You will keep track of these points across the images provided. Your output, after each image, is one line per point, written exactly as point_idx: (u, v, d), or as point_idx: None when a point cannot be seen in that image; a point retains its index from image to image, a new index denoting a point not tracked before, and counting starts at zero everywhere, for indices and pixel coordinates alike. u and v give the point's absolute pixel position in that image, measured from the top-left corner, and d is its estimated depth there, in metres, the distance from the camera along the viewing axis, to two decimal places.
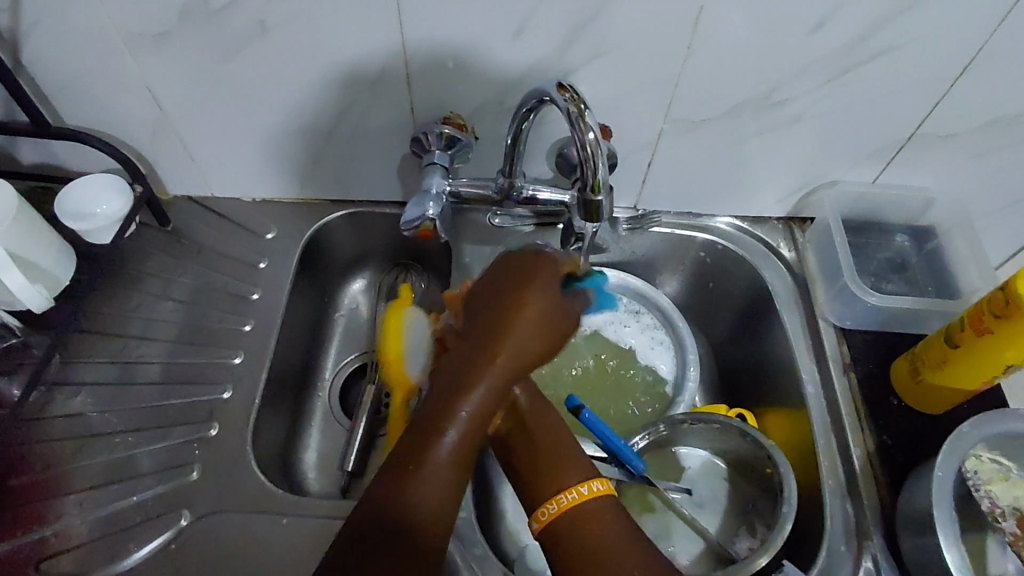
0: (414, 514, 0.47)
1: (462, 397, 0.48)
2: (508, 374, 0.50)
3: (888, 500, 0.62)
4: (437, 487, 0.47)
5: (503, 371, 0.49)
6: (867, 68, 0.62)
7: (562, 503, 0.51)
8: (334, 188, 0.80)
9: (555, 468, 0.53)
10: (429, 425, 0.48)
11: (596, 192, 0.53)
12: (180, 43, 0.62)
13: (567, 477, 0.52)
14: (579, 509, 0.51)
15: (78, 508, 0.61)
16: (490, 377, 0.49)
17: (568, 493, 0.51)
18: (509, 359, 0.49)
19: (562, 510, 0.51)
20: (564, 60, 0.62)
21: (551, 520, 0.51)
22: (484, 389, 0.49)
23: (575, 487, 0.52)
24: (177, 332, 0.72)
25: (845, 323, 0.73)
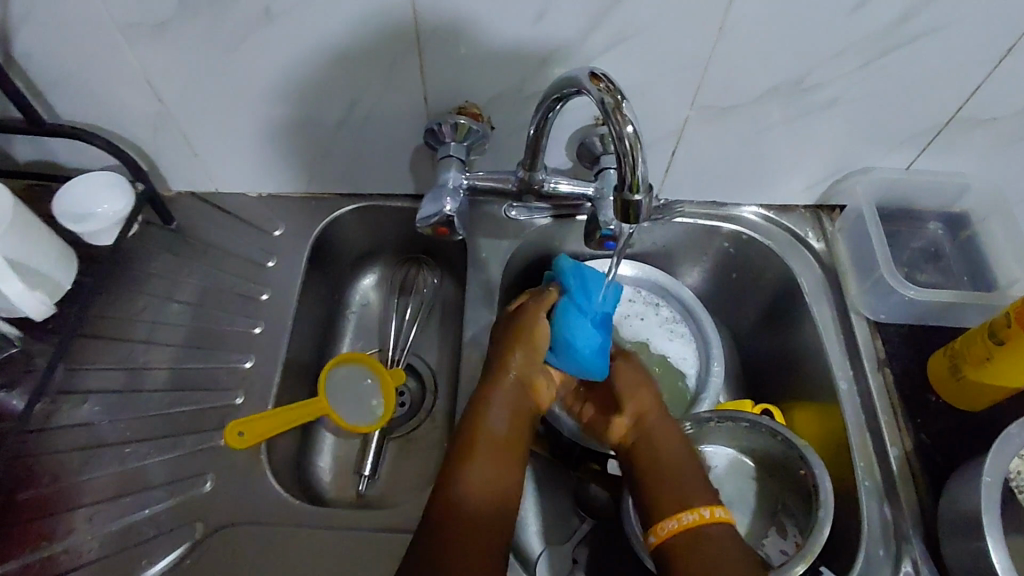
0: (469, 498, 0.54)
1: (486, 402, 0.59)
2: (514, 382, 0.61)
3: (927, 501, 0.60)
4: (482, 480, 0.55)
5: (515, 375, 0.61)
6: (908, 50, 0.58)
7: (684, 521, 0.55)
8: (343, 182, 0.76)
9: (671, 488, 0.57)
10: (470, 427, 0.58)
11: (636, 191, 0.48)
12: (179, 33, 0.58)
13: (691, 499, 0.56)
14: (696, 529, 0.54)
15: (89, 523, 0.59)
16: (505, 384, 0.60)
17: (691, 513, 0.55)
18: (518, 369, 0.61)
19: (683, 527, 0.54)
20: (587, 45, 0.59)
21: (669, 535, 0.54)
22: (498, 394, 0.60)
23: (696, 509, 0.55)
24: (185, 336, 0.69)
25: (878, 316, 0.70)
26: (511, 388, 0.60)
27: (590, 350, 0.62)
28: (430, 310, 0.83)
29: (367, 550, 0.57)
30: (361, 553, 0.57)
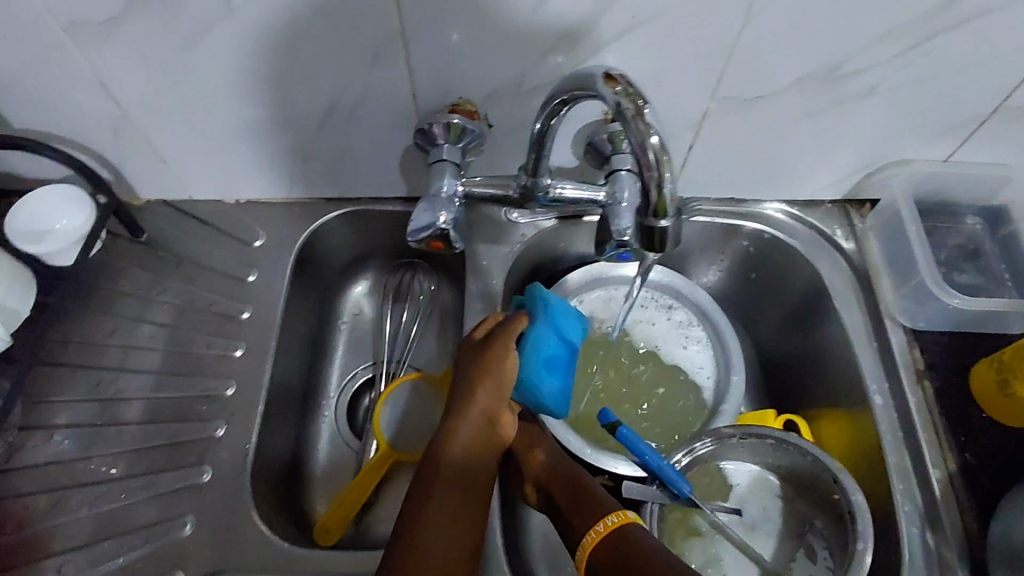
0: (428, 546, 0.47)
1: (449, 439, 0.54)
2: (481, 415, 0.55)
3: (975, 530, 0.55)
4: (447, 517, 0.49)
5: (481, 409, 0.55)
6: (960, 31, 0.51)
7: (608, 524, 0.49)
8: (328, 186, 0.70)
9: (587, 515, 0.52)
10: (431, 467, 0.52)
11: (660, 208, 0.42)
12: (131, 28, 0.51)
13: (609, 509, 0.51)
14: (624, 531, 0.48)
15: (57, 575, 0.53)
16: (468, 418, 0.55)
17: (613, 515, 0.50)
18: (485, 403, 0.55)
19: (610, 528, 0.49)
20: (595, 32, 0.52)
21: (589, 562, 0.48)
22: (463, 427, 0.55)
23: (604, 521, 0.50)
24: (160, 361, 0.64)
25: (916, 323, 0.64)
26: (478, 425, 0.55)
27: (551, 392, 0.59)
28: (427, 320, 0.77)
29: None
30: None
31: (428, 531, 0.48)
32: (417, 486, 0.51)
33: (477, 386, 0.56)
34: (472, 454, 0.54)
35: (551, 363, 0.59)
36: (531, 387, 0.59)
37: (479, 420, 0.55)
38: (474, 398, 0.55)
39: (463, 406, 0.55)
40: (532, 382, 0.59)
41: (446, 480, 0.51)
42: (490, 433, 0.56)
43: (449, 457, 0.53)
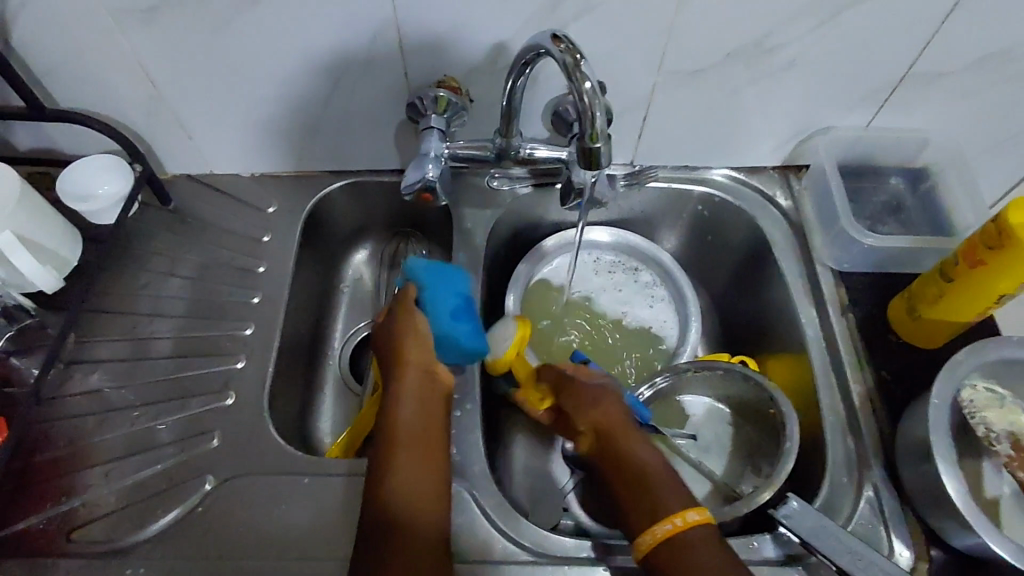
0: (397, 502, 0.53)
1: (394, 405, 0.59)
2: (418, 376, 0.61)
3: (887, 432, 0.65)
4: (410, 477, 0.54)
5: (414, 370, 0.61)
6: (856, 10, 0.62)
7: (660, 534, 0.51)
8: (332, 159, 0.80)
9: (646, 491, 0.54)
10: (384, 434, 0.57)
11: (594, 141, 0.53)
12: (169, 17, 0.62)
13: (669, 501, 0.52)
14: (678, 538, 0.50)
15: (103, 480, 0.63)
16: (409, 383, 0.60)
17: (664, 524, 0.51)
18: (416, 361, 0.62)
19: (659, 541, 0.50)
20: (554, 16, 0.62)
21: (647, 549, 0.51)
22: (408, 392, 0.60)
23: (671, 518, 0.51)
24: (187, 308, 0.74)
25: (841, 266, 0.74)
26: (414, 379, 0.61)
27: (465, 334, 0.65)
28: None
29: None
30: (360, 495, 0.62)
31: (398, 500, 0.53)
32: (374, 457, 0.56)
33: (407, 347, 0.63)
34: (421, 416, 0.59)
35: (460, 312, 0.66)
36: (446, 335, 0.65)
37: (417, 377, 0.61)
38: (406, 360, 0.62)
39: (402, 371, 0.61)
40: (445, 332, 0.65)
41: (401, 445, 0.56)
42: (431, 384, 0.61)
43: (396, 418, 0.58)
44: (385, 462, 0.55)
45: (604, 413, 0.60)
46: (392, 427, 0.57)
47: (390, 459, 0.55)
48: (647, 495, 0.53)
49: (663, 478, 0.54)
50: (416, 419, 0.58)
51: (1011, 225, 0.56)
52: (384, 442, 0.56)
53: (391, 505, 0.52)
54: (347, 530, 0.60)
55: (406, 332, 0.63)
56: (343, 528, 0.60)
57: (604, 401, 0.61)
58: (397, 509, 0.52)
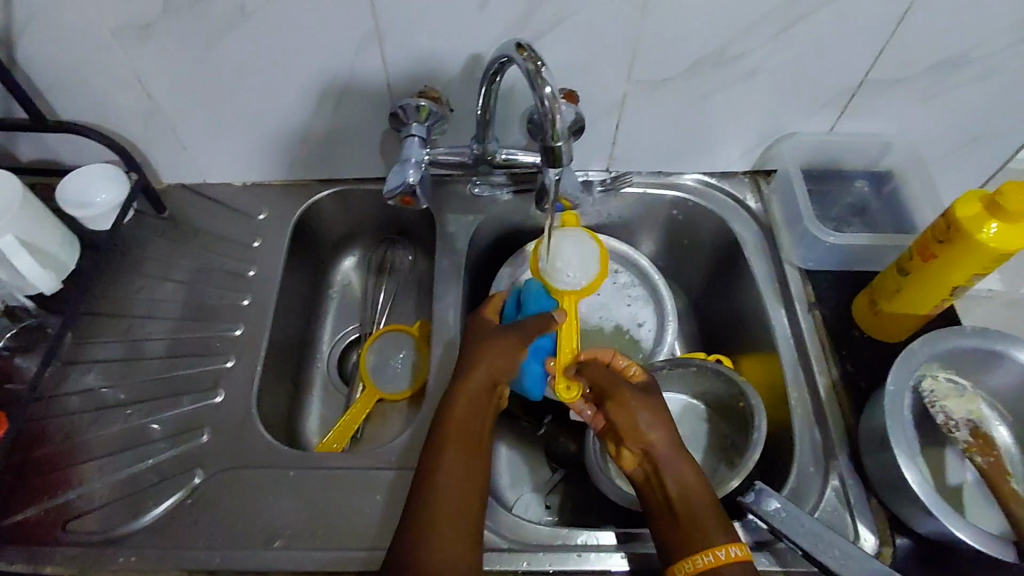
0: (439, 501, 0.56)
1: (449, 414, 0.63)
2: (479, 389, 0.65)
3: (852, 423, 0.67)
4: (449, 486, 0.57)
5: (477, 385, 0.65)
6: (812, 20, 0.66)
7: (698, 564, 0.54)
8: (321, 168, 0.84)
9: (694, 525, 0.56)
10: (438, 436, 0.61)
11: (556, 140, 0.58)
12: (164, 33, 0.65)
13: (714, 529, 0.56)
14: (714, 570, 0.53)
15: (97, 474, 0.65)
16: (468, 396, 0.64)
17: (705, 555, 0.54)
18: (482, 375, 0.66)
19: (698, 570, 0.53)
20: (527, 29, 0.66)
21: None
22: (464, 405, 0.64)
23: (713, 551, 0.54)
24: (180, 310, 0.77)
25: (808, 265, 0.77)
26: (476, 394, 0.65)
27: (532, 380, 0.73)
28: (406, 285, 0.90)
29: (353, 483, 0.64)
30: (346, 487, 0.64)
31: (436, 505, 0.56)
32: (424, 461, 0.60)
33: (478, 362, 0.67)
34: (472, 430, 0.62)
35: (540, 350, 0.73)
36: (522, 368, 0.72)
37: (478, 392, 0.65)
38: (473, 372, 0.66)
39: (463, 383, 0.65)
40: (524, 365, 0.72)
41: (448, 453, 0.59)
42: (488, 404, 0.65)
43: (451, 425, 0.62)
44: (432, 466, 0.59)
45: (655, 432, 0.62)
46: (445, 435, 0.61)
47: (436, 465, 0.59)
48: (690, 521, 0.56)
49: (707, 507, 0.57)
50: (468, 431, 0.62)
51: (961, 219, 0.59)
52: (432, 449, 0.60)
53: (429, 511, 0.55)
54: (332, 519, 0.62)
55: (481, 348, 0.68)
56: (328, 519, 0.62)
57: (655, 417, 0.63)
58: (433, 514, 0.55)
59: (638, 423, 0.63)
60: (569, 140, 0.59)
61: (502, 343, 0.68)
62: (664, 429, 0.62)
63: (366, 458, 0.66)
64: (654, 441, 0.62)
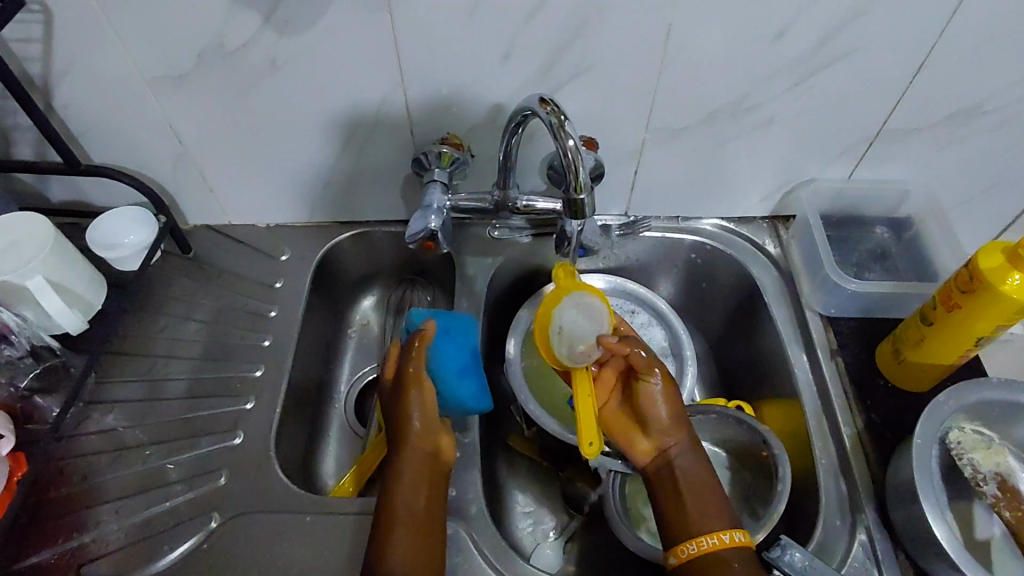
0: None
1: (392, 498, 0.60)
2: (418, 463, 0.63)
3: (878, 475, 0.66)
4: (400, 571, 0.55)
5: (413, 462, 0.62)
6: (827, 72, 0.67)
7: (703, 547, 0.56)
8: (343, 211, 0.85)
9: (700, 514, 0.58)
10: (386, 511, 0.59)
11: (578, 191, 0.59)
12: (197, 83, 0.68)
13: (706, 524, 0.57)
14: (715, 553, 0.55)
15: (114, 516, 0.65)
16: (407, 475, 0.61)
17: (708, 537, 0.56)
18: (411, 448, 0.63)
19: (702, 552, 0.56)
20: (548, 80, 0.68)
21: (691, 557, 0.56)
22: (408, 480, 0.61)
23: (716, 535, 0.56)
24: (201, 350, 0.77)
25: (829, 311, 0.77)
26: (416, 459, 0.63)
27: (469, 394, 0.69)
28: None
29: (367, 530, 0.64)
30: (359, 534, 0.63)
31: None
32: (372, 549, 0.58)
33: (407, 432, 0.64)
34: (417, 509, 0.60)
35: (462, 368, 0.70)
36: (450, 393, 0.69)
37: (416, 466, 0.62)
38: (406, 450, 0.63)
39: (399, 460, 0.63)
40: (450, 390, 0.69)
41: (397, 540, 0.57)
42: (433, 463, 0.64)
43: (393, 502, 0.60)
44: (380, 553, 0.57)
45: (673, 433, 0.62)
46: (390, 519, 0.59)
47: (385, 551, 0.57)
48: (692, 516, 0.58)
49: (702, 508, 0.58)
50: (411, 510, 0.59)
51: (984, 269, 0.59)
52: (379, 534, 0.58)
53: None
54: (344, 568, 0.61)
55: (407, 417, 0.65)
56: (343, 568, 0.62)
57: (675, 419, 0.62)
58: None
59: (658, 421, 0.62)
60: (591, 192, 0.60)
61: (424, 412, 0.65)
62: (680, 427, 0.62)
63: None
64: (670, 440, 0.62)
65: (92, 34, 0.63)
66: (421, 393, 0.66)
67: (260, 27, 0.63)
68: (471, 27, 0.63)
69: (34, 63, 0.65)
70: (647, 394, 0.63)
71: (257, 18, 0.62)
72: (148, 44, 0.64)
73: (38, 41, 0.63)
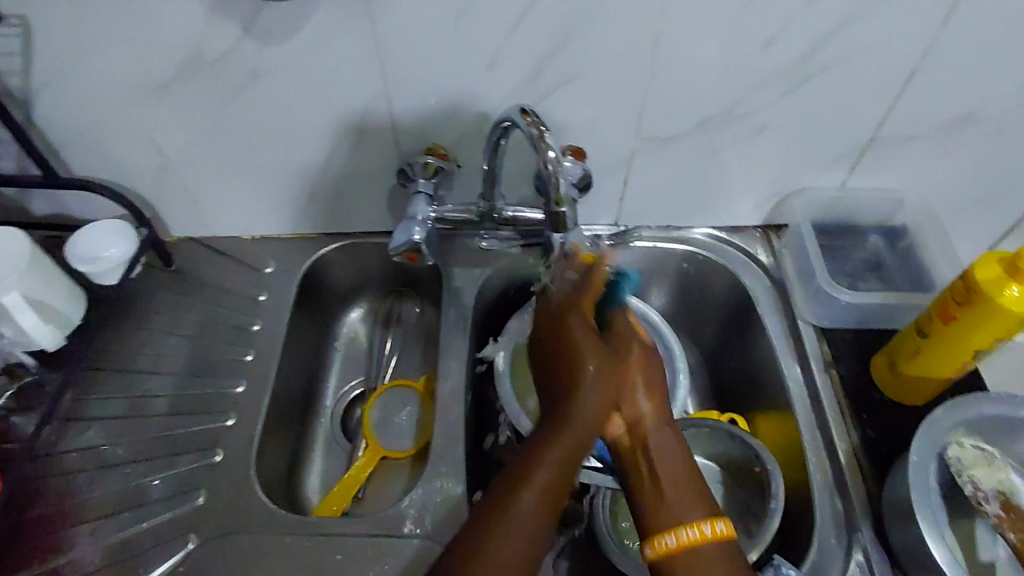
0: None
1: (534, 464, 0.54)
2: (573, 439, 0.55)
3: (874, 492, 0.64)
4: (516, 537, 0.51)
5: (562, 442, 0.54)
6: (820, 79, 0.66)
7: (682, 539, 0.52)
8: (329, 222, 0.84)
9: (680, 488, 0.55)
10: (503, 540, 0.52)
11: (561, 204, 0.57)
12: (177, 94, 0.67)
13: (686, 514, 0.54)
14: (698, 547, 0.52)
15: (91, 537, 0.64)
16: (551, 452, 0.54)
17: (690, 529, 0.52)
18: (569, 437, 0.55)
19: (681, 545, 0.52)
20: (534, 90, 0.67)
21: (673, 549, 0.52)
22: (529, 488, 0.52)
23: (697, 526, 0.53)
24: (183, 365, 0.76)
25: (823, 322, 0.76)
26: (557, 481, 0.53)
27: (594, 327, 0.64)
28: (412, 339, 0.88)
29: (349, 552, 0.62)
30: (344, 556, 0.62)
31: None
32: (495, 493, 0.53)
33: (567, 421, 0.55)
34: (534, 498, 0.52)
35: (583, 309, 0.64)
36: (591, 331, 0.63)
37: (555, 460, 0.54)
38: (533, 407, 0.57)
39: (538, 449, 0.54)
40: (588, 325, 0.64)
41: (516, 517, 0.51)
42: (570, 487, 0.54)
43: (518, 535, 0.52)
44: (494, 514, 0.52)
45: (647, 401, 0.59)
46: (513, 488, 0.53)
47: (506, 503, 0.52)
48: (669, 503, 0.54)
49: (681, 495, 0.55)
50: (532, 507, 0.52)
51: (981, 281, 0.57)
52: (484, 513, 0.52)
53: (483, 549, 0.50)
54: None
55: (567, 408, 0.56)
56: None
57: (658, 404, 0.59)
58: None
59: (636, 400, 0.59)
60: (574, 204, 0.58)
61: (597, 408, 0.56)
62: (656, 408, 0.59)
63: (370, 525, 0.64)
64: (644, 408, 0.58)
65: (71, 45, 0.62)
66: (590, 399, 0.56)
67: (240, 37, 0.61)
68: (456, 36, 0.62)
69: (11, 76, 0.64)
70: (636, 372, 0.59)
71: (238, 28, 0.61)
72: (127, 54, 0.63)
73: (16, 52, 0.62)
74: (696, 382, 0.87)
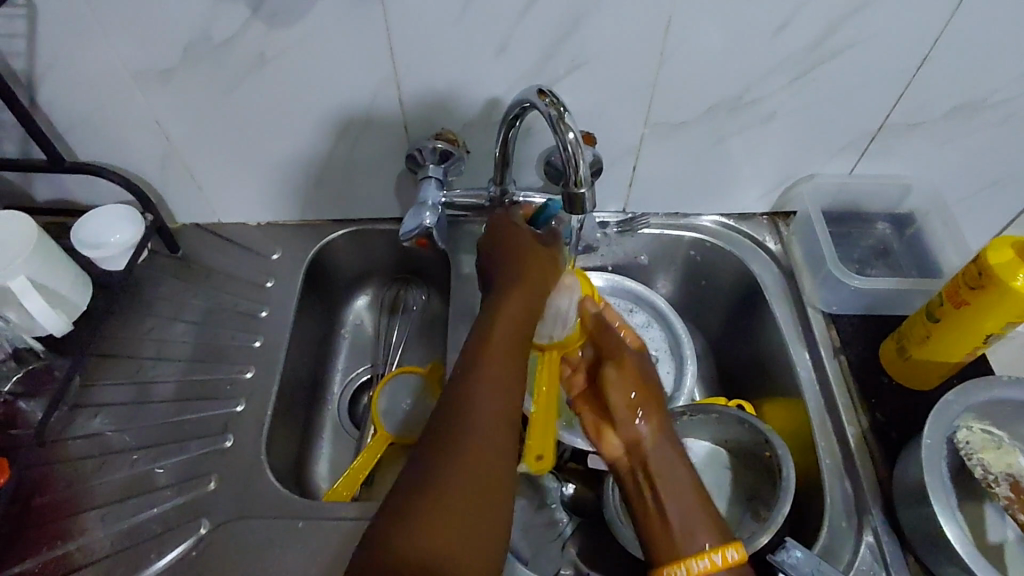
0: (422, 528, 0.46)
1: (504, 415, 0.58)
2: (513, 325, 0.58)
3: (884, 476, 0.65)
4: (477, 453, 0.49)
5: (511, 315, 0.59)
6: (832, 65, 0.66)
7: (692, 570, 0.53)
8: (335, 209, 0.83)
9: (673, 495, 0.57)
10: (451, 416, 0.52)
11: (579, 186, 0.57)
12: (184, 78, 0.66)
13: (699, 538, 0.55)
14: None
15: (100, 523, 0.63)
16: (485, 362, 0.55)
17: (699, 560, 0.53)
18: (487, 367, 0.54)
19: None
20: (545, 75, 0.66)
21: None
22: (480, 389, 0.53)
23: (708, 555, 0.54)
24: (190, 352, 0.75)
25: (831, 308, 0.76)
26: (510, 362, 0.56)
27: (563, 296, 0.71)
28: (418, 326, 0.88)
29: (360, 538, 0.62)
30: (355, 542, 0.62)
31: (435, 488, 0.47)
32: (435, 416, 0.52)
33: (492, 336, 0.57)
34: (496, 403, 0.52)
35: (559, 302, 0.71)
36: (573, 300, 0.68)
37: (496, 352, 0.55)
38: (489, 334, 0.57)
39: (476, 361, 0.55)
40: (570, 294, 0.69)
41: (454, 458, 0.49)
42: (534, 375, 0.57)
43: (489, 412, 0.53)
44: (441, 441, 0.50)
45: (646, 425, 0.61)
46: (454, 410, 0.52)
47: (462, 431, 0.50)
48: (677, 530, 0.56)
49: (685, 521, 0.56)
50: (488, 411, 0.52)
51: (994, 265, 0.58)
52: (446, 402, 0.53)
53: (458, 427, 0.51)
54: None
55: (499, 309, 0.59)
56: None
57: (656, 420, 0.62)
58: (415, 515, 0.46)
59: (633, 426, 0.61)
60: (591, 187, 0.58)
61: (519, 312, 0.59)
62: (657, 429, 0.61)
63: (381, 510, 0.64)
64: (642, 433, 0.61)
65: (77, 26, 0.61)
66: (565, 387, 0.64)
67: (249, 20, 0.61)
68: (467, 20, 0.61)
69: (16, 58, 0.63)
70: (614, 378, 0.64)
71: (247, 9, 0.60)
72: (134, 37, 0.62)
73: (21, 34, 0.61)
74: (703, 369, 0.87)
